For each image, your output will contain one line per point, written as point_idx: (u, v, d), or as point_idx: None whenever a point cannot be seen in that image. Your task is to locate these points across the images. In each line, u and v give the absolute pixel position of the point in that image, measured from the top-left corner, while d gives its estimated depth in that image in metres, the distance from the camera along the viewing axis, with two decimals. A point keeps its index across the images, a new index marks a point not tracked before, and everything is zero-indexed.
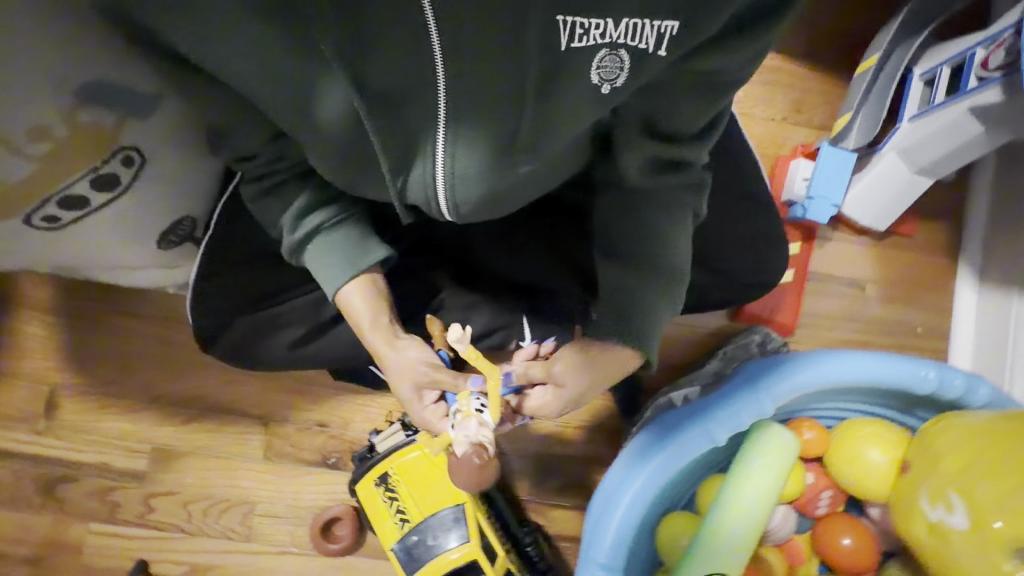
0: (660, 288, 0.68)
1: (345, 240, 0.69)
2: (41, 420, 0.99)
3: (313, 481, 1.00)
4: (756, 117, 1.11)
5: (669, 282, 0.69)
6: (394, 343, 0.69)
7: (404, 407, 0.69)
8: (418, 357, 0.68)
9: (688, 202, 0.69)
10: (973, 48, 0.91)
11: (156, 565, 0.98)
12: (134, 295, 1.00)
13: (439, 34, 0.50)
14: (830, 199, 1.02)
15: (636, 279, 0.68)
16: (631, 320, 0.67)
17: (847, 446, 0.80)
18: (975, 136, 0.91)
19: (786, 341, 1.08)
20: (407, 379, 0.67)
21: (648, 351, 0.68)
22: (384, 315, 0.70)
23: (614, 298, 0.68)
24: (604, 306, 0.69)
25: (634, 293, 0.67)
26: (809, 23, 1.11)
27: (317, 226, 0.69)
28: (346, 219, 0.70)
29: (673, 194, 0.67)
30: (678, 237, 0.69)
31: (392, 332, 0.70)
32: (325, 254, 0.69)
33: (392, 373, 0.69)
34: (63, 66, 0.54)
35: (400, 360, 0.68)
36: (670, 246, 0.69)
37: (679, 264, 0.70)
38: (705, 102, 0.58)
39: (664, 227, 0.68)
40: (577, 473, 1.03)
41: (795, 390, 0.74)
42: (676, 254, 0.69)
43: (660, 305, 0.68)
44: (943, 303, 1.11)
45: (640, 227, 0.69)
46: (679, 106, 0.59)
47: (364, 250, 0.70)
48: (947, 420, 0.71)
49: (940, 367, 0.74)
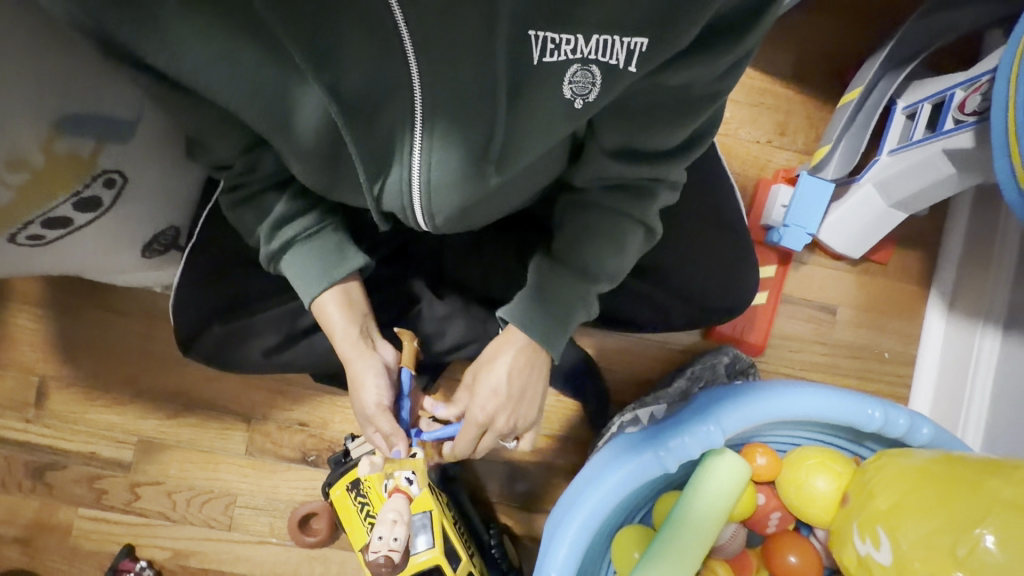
0: (586, 288, 0.69)
1: (317, 253, 0.71)
2: (31, 409, 1.03)
3: (291, 477, 1.05)
4: (740, 137, 1.11)
5: (596, 286, 0.70)
6: (358, 357, 0.72)
7: (358, 416, 0.73)
8: (374, 379, 0.71)
9: (637, 213, 0.67)
10: (953, 89, 0.93)
11: (142, 549, 1.04)
12: (120, 291, 1.03)
13: (412, 41, 0.49)
14: (805, 227, 1.04)
15: (562, 275, 0.69)
16: (550, 312, 0.69)
17: (794, 473, 0.85)
18: (946, 176, 0.94)
19: (756, 360, 1.11)
20: (364, 396, 0.71)
21: (555, 346, 0.70)
22: (354, 329, 0.72)
23: (542, 292, 0.69)
24: (530, 297, 0.69)
25: (561, 288, 0.69)
26: (797, 47, 1.11)
27: (291, 238, 0.70)
28: (322, 229, 0.71)
29: (629, 200, 0.67)
30: (623, 245, 0.68)
31: (360, 347, 0.72)
32: (299, 266, 0.71)
33: (352, 383, 0.72)
34: (40, 99, 0.55)
35: (360, 376, 0.71)
36: (613, 254, 0.68)
37: (615, 268, 0.69)
38: (674, 118, 0.58)
39: (612, 234, 0.68)
40: (544, 478, 1.08)
41: (744, 422, 0.78)
42: (617, 261, 0.69)
43: (578, 302, 0.70)
44: (912, 330, 1.14)
45: (587, 232, 0.69)
46: (650, 124, 0.59)
47: (341, 258, 0.72)
48: (890, 456, 0.78)
49: (886, 407, 0.79)
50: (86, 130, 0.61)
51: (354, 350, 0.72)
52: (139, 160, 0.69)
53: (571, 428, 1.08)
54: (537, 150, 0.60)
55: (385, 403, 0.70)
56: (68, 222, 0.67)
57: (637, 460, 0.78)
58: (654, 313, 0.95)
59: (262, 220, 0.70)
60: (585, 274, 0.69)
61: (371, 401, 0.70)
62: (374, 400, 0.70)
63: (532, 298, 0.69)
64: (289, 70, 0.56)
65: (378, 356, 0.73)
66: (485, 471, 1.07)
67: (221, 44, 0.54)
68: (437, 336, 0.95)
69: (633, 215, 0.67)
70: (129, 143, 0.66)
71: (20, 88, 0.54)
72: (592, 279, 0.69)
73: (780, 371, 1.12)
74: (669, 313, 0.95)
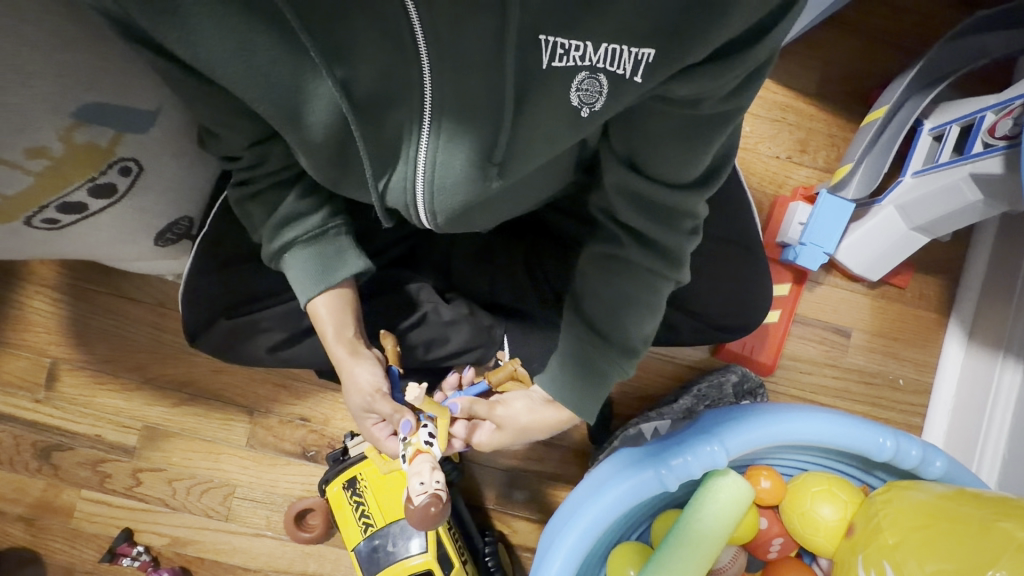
0: (617, 357, 0.71)
1: (317, 256, 0.70)
2: (42, 390, 1.05)
3: (290, 471, 1.05)
4: (760, 153, 1.10)
5: (631, 359, 0.71)
6: (353, 350, 0.73)
7: (354, 413, 0.73)
8: (371, 368, 0.72)
9: (667, 272, 0.66)
10: (983, 111, 0.91)
11: (140, 534, 1.05)
12: (134, 279, 1.05)
13: (424, 36, 0.49)
14: (822, 246, 1.02)
15: (593, 347, 0.71)
16: (584, 380, 0.72)
17: (799, 499, 0.82)
18: (972, 203, 0.91)
19: (765, 380, 1.09)
20: (357, 394, 0.72)
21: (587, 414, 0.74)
22: (349, 329, 0.73)
23: (579, 361, 0.72)
24: (566, 366, 0.72)
25: (595, 361, 0.71)
26: (821, 64, 1.10)
27: (293, 239, 0.69)
28: (324, 234, 0.70)
29: (653, 259, 0.65)
30: (655, 309, 0.69)
31: (354, 341, 0.74)
32: (297, 269, 0.70)
33: (347, 380, 0.73)
34: (60, 92, 0.56)
35: (355, 368, 0.72)
36: (643, 311, 0.68)
37: (647, 333, 0.70)
38: (682, 140, 0.54)
39: (640, 296, 0.67)
40: (542, 487, 1.06)
41: (748, 445, 0.76)
42: (643, 324, 0.69)
43: (612, 374, 0.72)
44: (929, 358, 1.11)
45: (619, 295, 0.68)
46: (657, 144, 0.56)
47: (339, 263, 0.71)
48: (899, 488, 0.76)
49: (898, 437, 0.76)
50: (104, 120, 0.62)
51: (347, 349, 0.73)
52: (158, 150, 0.70)
53: (572, 440, 1.07)
54: (543, 155, 0.60)
55: (382, 388, 0.71)
56: (83, 208, 0.68)
57: (637, 475, 0.76)
58: (663, 327, 0.93)
59: (270, 215, 0.69)
60: (620, 347, 0.70)
61: (366, 391, 0.71)
62: (371, 384, 0.71)
63: (567, 372, 0.72)
64: (304, 61, 0.55)
65: (370, 354, 0.74)
66: (484, 477, 1.07)
67: (236, 32, 0.53)
68: (441, 340, 0.92)
69: (662, 273, 0.66)
70: (147, 134, 0.67)
71: (44, 78, 0.54)
72: (627, 351, 0.70)
73: (790, 393, 1.10)
74: (678, 327, 0.93)
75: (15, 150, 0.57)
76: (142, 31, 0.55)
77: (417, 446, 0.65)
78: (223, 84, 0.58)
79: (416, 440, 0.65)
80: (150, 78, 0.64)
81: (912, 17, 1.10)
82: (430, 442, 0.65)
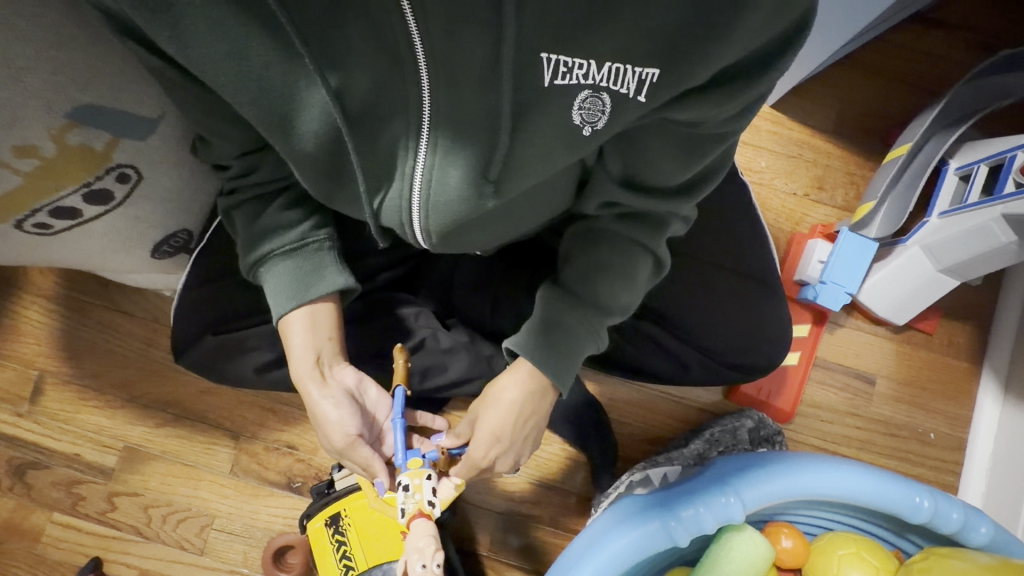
0: (590, 320, 0.65)
1: (292, 273, 0.66)
2: (25, 404, 1.01)
3: (273, 503, 0.99)
4: (776, 189, 1.06)
5: (608, 318, 0.66)
6: (315, 388, 0.67)
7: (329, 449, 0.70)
8: (335, 410, 0.66)
9: (649, 243, 0.63)
10: (1014, 151, 0.88)
11: (108, 564, 0.98)
12: (132, 293, 1.03)
13: (422, 48, 0.46)
14: (843, 285, 0.97)
15: (571, 313, 0.64)
16: (564, 346, 0.64)
17: (824, 565, 0.74)
18: (1005, 245, 0.86)
19: (782, 428, 1.02)
20: (330, 431, 0.67)
21: (562, 382, 0.66)
22: (312, 356, 0.68)
23: (547, 321, 0.65)
24: (538, 325, 0.65)
25: (572, 326, 0.64)
26: (838, 103, 1.08)
27: (270, 252, 0.66)
28: (303, 247, 0.67)
29: (641, 228, 0.63)
30: (633, 279, 0.65)
31: (317, 376, 0.68)
32: (272, 285, 0.67)
33: (314, 419, 0.68)
34: (54, 94, 0.56)
35: (319, 408, 0.67)
36: (619, 286, 0.64)
37: (626, 302, 0.66)
38: (683, 157, 0.54)
39: (622, 266, 0.64)
40: (538, 533, 0.99)
41: (764, 500, 0.69)
42: (623, 293, 0.65)
43: (584, 337, 0.65)
44: (961, 412, 1.03)
45: (601, 264, 0.64)
46: (659, 159, 0.55)
47: (317, 277, 0.67)
48: (938, 557, 0.69)
49: (935, 496, 0.69)
50: (99, 123, 0.61)
51: (310, 379, 0.67)
52: (158, 159, 0.69)
53: (574, 483, 1.00)
54: (543, 175, 0.57)
55: (352, 433, 0.66)
56: (76, 214, 0.66)
57: (643, 527, 0.69)
58: (672, 364, 0.88)
59: (248, 226, 0.67)
60: (597, 309, 0.65)
61: (337, 434, 0.66)
62: (341, 432, 0.66)
63: (540, 335, 0.64)
64: (297, 67, 0.53)
65: (337, 385, 0.68)
66: (477, 521, 0.99)
67: (231, 34, 0.51)
68: (438, 368, 0.88)
69: (644, 243, 0.63)
70: (146, 142, 0.66)
71: (39, 78, 0.54)
72: (600, 309, 0.65)
73: (809, 443, 1.02)
74: (689, 365, 0.88)
75: (4, 147, 0.56)
76: (141, 38, 0.55)
77: (418, 504, 0.64)
78: (213, 87, 0.56)
79: (421, 500, 0.64)
80: (153, 86, 0.64)
81: (932, 59, 1.09)
82: (433, 505, 0.64)
